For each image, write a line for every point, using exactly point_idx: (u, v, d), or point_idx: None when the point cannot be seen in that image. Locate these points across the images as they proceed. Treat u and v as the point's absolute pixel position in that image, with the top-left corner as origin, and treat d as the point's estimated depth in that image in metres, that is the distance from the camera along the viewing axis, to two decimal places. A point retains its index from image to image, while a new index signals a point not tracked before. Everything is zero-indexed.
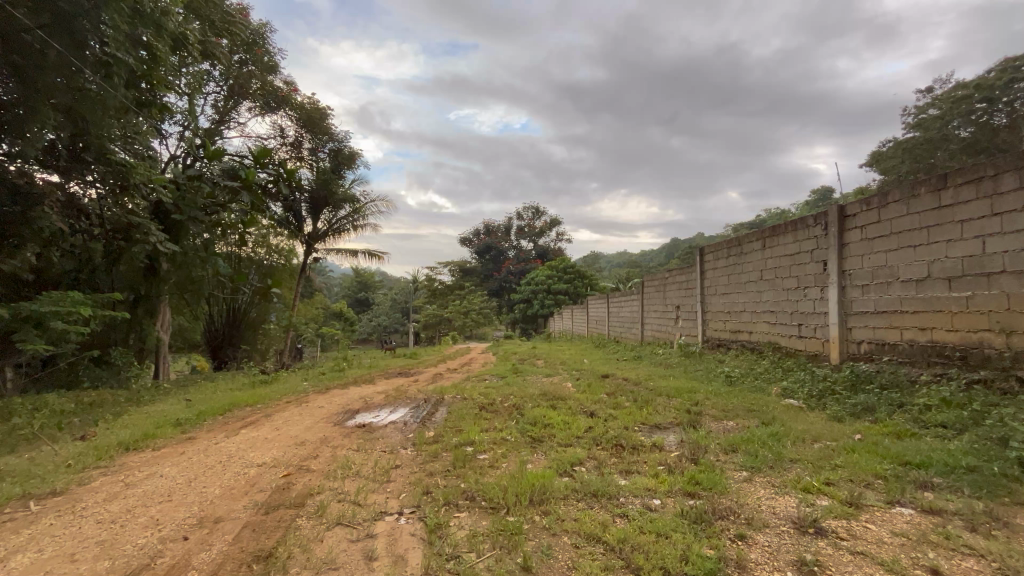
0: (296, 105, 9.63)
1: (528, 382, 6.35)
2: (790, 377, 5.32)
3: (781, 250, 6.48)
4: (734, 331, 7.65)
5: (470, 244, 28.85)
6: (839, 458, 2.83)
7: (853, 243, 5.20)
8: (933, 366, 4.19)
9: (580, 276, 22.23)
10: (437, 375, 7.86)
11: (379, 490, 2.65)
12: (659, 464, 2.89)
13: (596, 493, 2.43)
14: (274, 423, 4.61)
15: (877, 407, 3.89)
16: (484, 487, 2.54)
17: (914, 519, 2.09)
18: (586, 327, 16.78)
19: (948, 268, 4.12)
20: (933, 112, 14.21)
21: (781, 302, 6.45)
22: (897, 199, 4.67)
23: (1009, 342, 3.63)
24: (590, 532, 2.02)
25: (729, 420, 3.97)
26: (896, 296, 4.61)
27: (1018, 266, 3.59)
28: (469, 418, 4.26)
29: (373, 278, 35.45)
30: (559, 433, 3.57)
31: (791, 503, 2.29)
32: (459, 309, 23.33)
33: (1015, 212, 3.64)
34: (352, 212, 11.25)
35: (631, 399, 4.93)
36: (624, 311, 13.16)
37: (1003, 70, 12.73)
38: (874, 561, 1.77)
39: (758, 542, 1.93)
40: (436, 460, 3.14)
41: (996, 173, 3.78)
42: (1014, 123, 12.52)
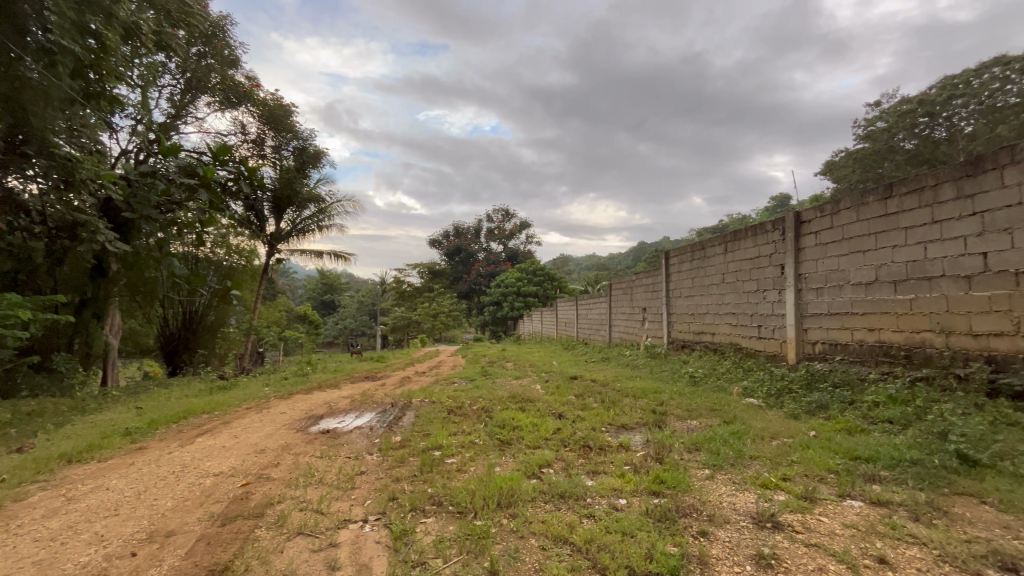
0: (258, 101, 9.32)
1: (497, 384, 6.33)
2: (750, 376, 5.51)
3: (741, 254, 6.73)
4: (698, 333, 7.86)
5: (439, 246, 28.61)
6: (795, 454, 2.95)
7: (808, 248, 5.44)
8: (881, 364, 4.44)
9: (549, 278, 22.41)
10: (405, 378, 7.76)
11: (343, 498, 2.58)
12: (625, 464, 2.94)
13: (564, 494, 2.44)
14: (233, 430, 4.43)
15: (830, 405, 4.08)
16: (452, 492, 2.51)
17: (863, 511, 2.20)
18: (556, 329, 16.91)
19: (894, 272, 4.37)
20: (881, 125, 15.01)
21: (742, 304, 6.68)
22: (848, 207, 4.91)
23: (948, 342, 3.86)
24: (558, 533, 2.03)
25: (692, 420, 4.07)
26: (847, 298, 4.86)
27: (957, 270, 3.83)
28: (438, 421, 4.22)
29: (340, 280, 34.70)
30: (528, 435, 3.58)
31: (750, 498, 2.37)
32: (428, 312, 23.09)
33: (953, 220, 3.89)
34: (317, 212, 11.00)
35: (599, 400, 5.00)
36: (593, 313, 13.33)
37: (944, 87, 13.56)
38: (827, 552, 1.85)
39: (719, 538, 1.98)
40: (403, 465, 3.09)
41: (935, 183, 4.03)
42: (953, 137, 13.40)
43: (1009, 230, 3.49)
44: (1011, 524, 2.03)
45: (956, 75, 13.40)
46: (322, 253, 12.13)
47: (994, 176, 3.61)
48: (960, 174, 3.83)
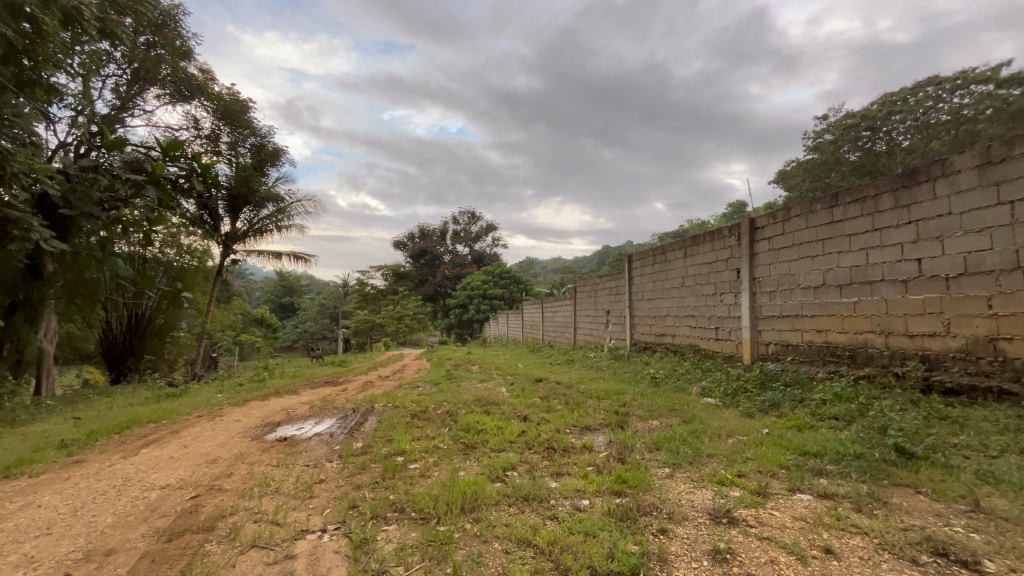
0: (213, 95, 8.93)
1: (461, 388, 6.29)
2: (708, 377, 5.70)
3: (700, 258, 6.95)
4: (659, 335, 8.08)
5: (403, 247, 28.19)
6: (750, 451, 3.07)
7: (762, 253, 5.69)
8: (828, 364, 4.69)
9: (515, 281, 22.47)
10: (368, 383, 7.59)
11: (301, 508, 2.50)
12: (589, 464, 2.98)
13: (527, 496, 2.45)
14: (182, 440, 4.22)
15: (782, 403, 4.27)
16: (415, 498, 2.47)
17: (811, 504, 2.31)
18: (521, 331, 16.96)
19: (840, 276, 4.63)
20: (828, 137, 15.88)
21: (701, 307, 6.90)
22: (798, 214, 5.16)
23: (887, 342, 4.13)
24: (521, 536, 2.03)
25: (653, 420, 4.17)
26: (797, 301, 5.11)
27: (895, 275, 4.09)
28: (401, 427, 4.15)
29: (300, 281, 33.63)
30: (493, 438, 3.58)
31: (707, 495, 2.44)
32: (392, 315, 22.67)
33: (891, 228, 4.16)
34: (275, 212, 10.74)
35: (563, 402, 5.04)
36: (558, 316, 13.46)
37: (884, 104, 14.48)
38: (778, 545, 1.93)
39: (678, 534, 2.04)
40: (364, 472, 3.02)
41: (876, 193, 4.30)
42: (893, 150, 14.33)
43: (941, 238, 3.75)
44: (942, 511, 2.19)
45: (894, 92, 14.32)
46: (280, 254, 11.74)
47: (927, 188, 3.88)
48: (897, 185, 4.10)
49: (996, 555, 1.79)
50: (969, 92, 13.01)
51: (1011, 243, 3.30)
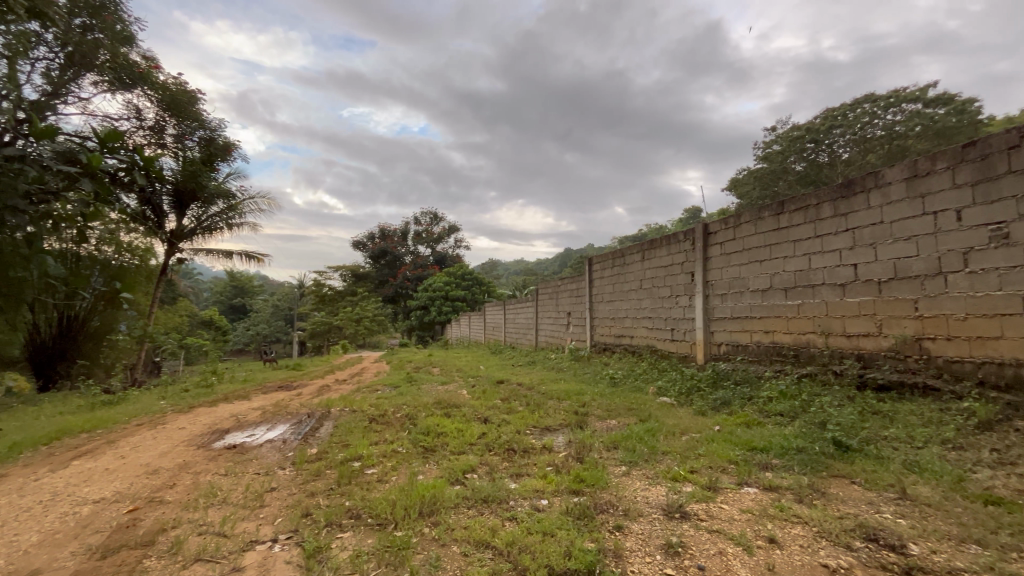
0: (157, 84, 8.46)
1: (422, 390, 6.22)
2: (664, 376, 5.89)
3: (657, 262, 7.16)
4: (618, 336, 8.26)
5: (363, 248, 27.55)
6: (701, 448, 3.19)
7: (715, 258, 5.93)
8: (774, 363, 4.94)
9: (478, 283, 22.40)
10: (325, 387, 7.36)
11: (250, 518, 2.39)
12: (548, 465, 3.01)
13: (486, 498, 2.45)
14: (119, 450, 3.96)
15: (731, 401, 4.46)
16: (372, 504, 2.42)
17: (757, 497, 2.42)
18: (483, 333, 16.92)
19: (785, 280, 4.89)
20: (776, 148, 16.75)
21: (657, 309, 7.11)
22: (747, 220, 5.42)
23: (827, 342, 4.39)
24: (480, 538, 2.03)
25: (611, 419, 4.27)
26: (747, 303, 5.36)
27: (834, 279, 4.36)
28: (359, 431, 4.05)
29: (252, 282, 32.24)
30: (452, 441, 3.55)
31: (661, 491, 2.53)
32: (351, 316, 22.07)
33: (831, 235, 4.43)
34: (226, 209, 10.34)
35: (524, 403, 5.08)
36: (520, 318, 13.51)
37: (827, 118, 15.41)
38: (726, 536, 2.01)
39: (633, 531, 2.09)
40: (319, 478, 2.93)
41: (817, 202, 4.57)
42: (834, 162, 15.23)
43: (874, 244, 4.03)
44: (874, 499, 2.35)
45: (835, 107, 15.26)
46: (231, 253, 11.22)
47: (862, 199, 4.16)
48: (835, 195, 4.37)
49: (920, 539, 1.94)
50: (901, 110, 14.03)
51: (935, 250, 3.58)
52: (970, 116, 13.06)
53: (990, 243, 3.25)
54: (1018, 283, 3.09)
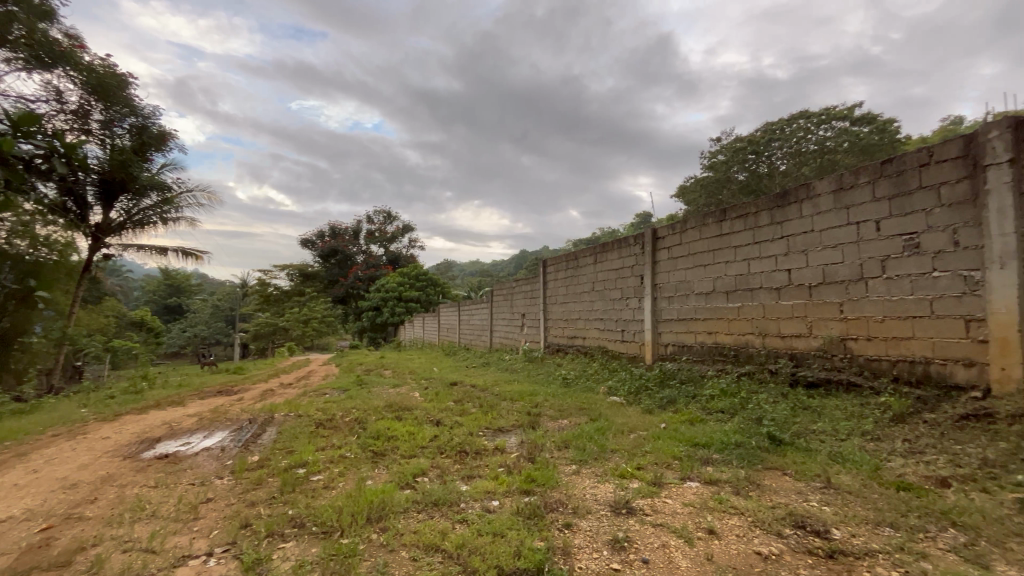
0: (82, 65, 7.84)
1: (373, 394, 6.07)
2: (614, 376, 6.05)
3: (609, 264, 7.35)
4: (571, 337, 8.42)
5: (312, 246, 26.50)
6: (648, 445, 3.31)
7: (663, 261, 6.15)
8: (716, 362, 5.19)
9: (432, 283, 22.09)
10: (268, 391, 7.02)
11: (182, 531, 2.25)
12: (499, 466, 3.02)
13: (437, 501, 2.42)
14: (31, 463, 3.61)
15: (677, 399, 4.65)
16: (316, 511, 2.34)
17: (699, 490, 2.54)
18: (438, 335, 16.72)
19: (727, 284, 5.15)
20: (720, 157, 17.59)
21: (609, 311, 7.30)
22: (693, 226, 5.66)
23: (764, 342, 4.66)
24: (429, 542, 2.00)
25: (563, 419, 4.34)
26: (692, 306, 5.61)
27: (771, 283, 4.64)
28: (304, 437, 3.90)
29: (190, 281, 30.33)
30: (403, 445, 3.49)
31: (609, 488, 2.60)
32: (297, 318, 21.14)
33: (768, 242, 4.71)
34: (161, 202, 9.67)
35: (477, 405, 5.07)
36: (475, 319, 13.47)
37: (766, 131, 16.36)
38: (669, 530, 2.10)
39: (581, 528, 2.14)
40: (260, 487, 2.79)
41: (756, 210, 4.85)
42: (772, 173, 16.17)
43: (806, 251, 4.32)
44: (803, 489, 2.51)
45: (773, 122, 16.21)
46: (166, 249, 10.51)
47: (795, 208, 4.45)
48: (772, 204, 4.66)
49: (842, 524, 2.09)
50: (831, 127, 15.12)
51: (858, 257, 3.89)
52: (890, 135, 14.31)
53: (905, 252, 3.56)
54: (927, 288, 3.40)
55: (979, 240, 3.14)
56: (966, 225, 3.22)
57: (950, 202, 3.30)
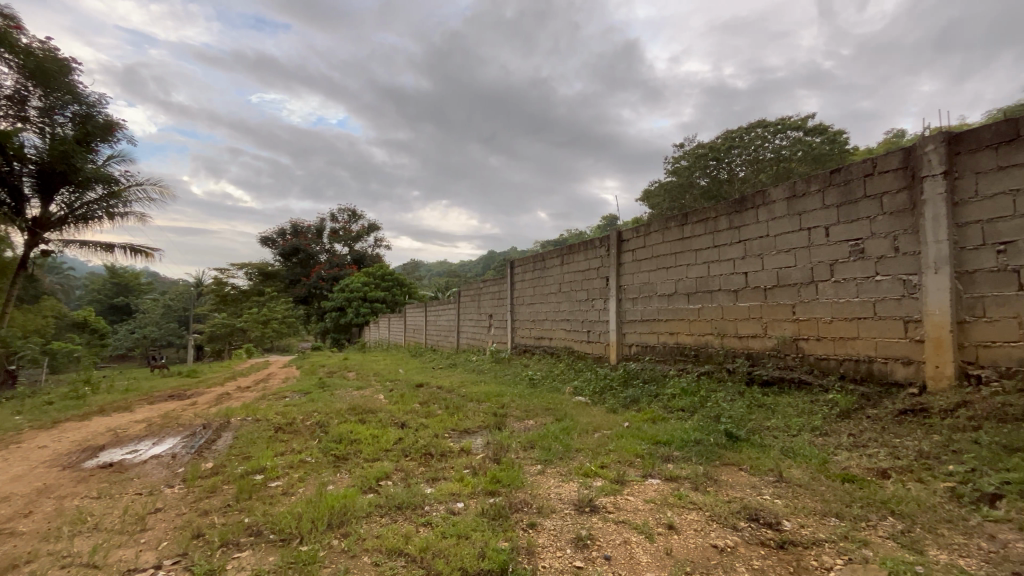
0: (18, 47, 7.43)
1: (336, 396, 5.93)
2: (580, 376, 6.13)
3: (575, 266, 7.44)
4: (538, 338, 8.48)
5: (272, 245, 25.58)
6: (612, 444, 3.37)
7: (627, 264, 6.28)
8: (677, 362, 5.34)
9: (398, 283, 21.75)
10: (224, 395, 6.74)
11: (128, 544, 2.13)
12: (465, 467, 3.00)
13: (401, 505, 2.39)
14: None
15: (640, 398, 4.76)
16: (275, 519, 2.26)
17: (659, 487, 2.61)
18: (404, 336, 16.48)
19: (688, 286, 5.31)
20: (683, 163, 18.10)
21: (575, 312, 7.39)
22: (656, 229, 5.81)
23: (723, 342, 4.84)
24: (392, 546, 1.97)
25: (529, 419, 4.37)
26: (655, 307, 5.75)
27: (729, 285, 4.82)
28: (262, 442, 3.77)
29: (139, 279, 28.78)
30: (366, 448, 3.42)
31: (573, 487, 2.63)
32: (256, 319, 20.36)
33: (727, 246, 4.89)
34: (106, 195, 9.12)
35: (442, 406, 5.03)
36: (441, 320, 13.36)
37: (725, 138, 16.92)
38: (631, 526, 2.14)
39: (546, 527, 2.15)
40: (214, 495, 2.68)
41: (715, 215, 5.03)
42: (732, 179, 16.77)
43: (762, 255, 4.51)
44: (757, 483, 2.62)
45: (732, 130, 16.78)
46: (112, 246, 9.92)
47: (751, 214, 4.64)
48: (731, 209, 4.84)
49: (792, 516, 2.20)
50: (787, 136, 15.85)
51: (809, 262, 4.09)
52: (839, 145, 15.22)
53: (851, 257, 3.77)
54: (871, 291, 3.62)
55: (916, 247, 3.36)
56: (905, 232, 3.44)
57: (892, 211, 3.52)
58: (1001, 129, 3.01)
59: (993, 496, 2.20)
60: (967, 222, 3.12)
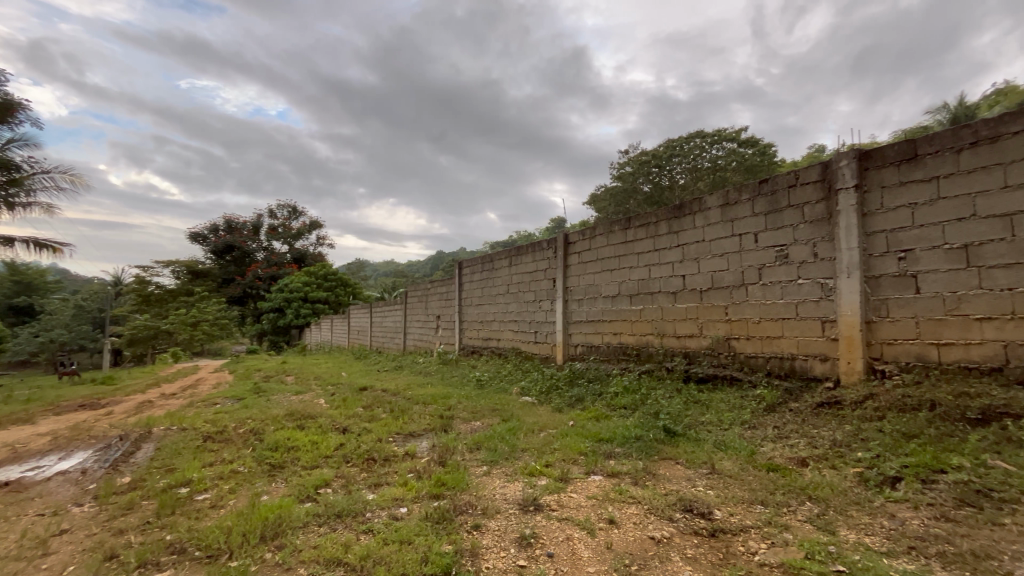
0: None
1: (273, 402, 5.63)
2: (527, 377, 6.20)
3: (523, 267, 7.51)
4: (486, 339, 8.48)
5: (202, 241, 23.91)
6: (557, 443, 3.43)
7: (573, 266, 6.42)
8: (620, 361, 5.53)
9: (342, 284, 21.03)
10: (145, 403, 6.22)
11: (25, 573, 1.91)
12: (409, 472, 2.94)
13: (340, 513, 2.31)
14: None
15: (585, 397, 4.88)
16: (201, 534, 2.12)
17: (601, 483, 2.69)
18: (348, 338, 15.95)
19: (630, 288, 5.51)
20: (627, 169, 18.72)
21: (523, 313, 7.46)
22: (601, 232, 5.98)
23: (663, 342, 5.05)
24: (331, 556, 1.90)
25: (476, 420, 4.36)
26: (599, 308, 5.92)
27: (668, 287, 5.05)
28: (188, 452, 3.51)
29: (45, 277, 25.98)
30: (305, 455, 3.28)
31: (518, 487, 2.66)
32: (184, 320, 18.95)
33: (666, 250, 5.12)
34: (5, 183, 8.17)
35: (387, 410, 4.91)
36: (387, 321, 13.05)
37: (667, 146, 17.65)
38: (573, 523, 2.19)
39: (490, 528, 2.16)
40: (131, 513, 2.47)
41: (656, 220, 5.24)
42: (673, 186, 17.55)
43: (698, 259, 4.76)
44: (692, 476, 2.76)
45: (673, 138, 17.52)
46: (12, 239, 8.90)
47: (689, 220, 4.88)
48: (670, 215, 5.06)
49: (722, 505, 2.33)
50: (722, 147, 16.78)
51: (740, 265, 4.36)
52: (768, 157, 16.40)
53: (776, 262, 4.06)
54: (794, 294, 3.91)
55: (833, 253, 3.67)
56: (823, 240, 3.74)
57: (811, 219, 3.83)
58: (902, 148, 3.34)
59: (894, 478, 2.44)
60: (874, 232, 3.44)
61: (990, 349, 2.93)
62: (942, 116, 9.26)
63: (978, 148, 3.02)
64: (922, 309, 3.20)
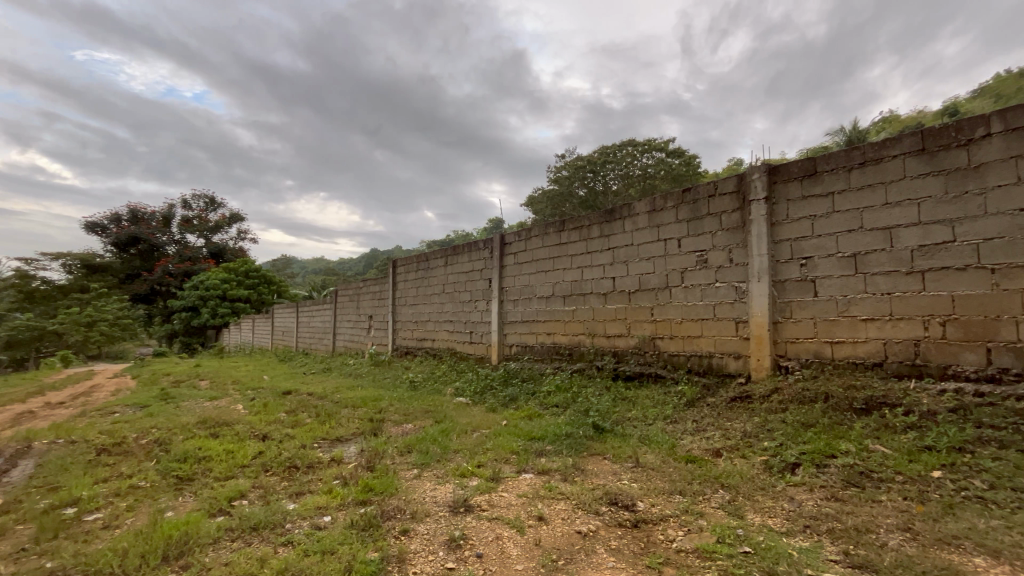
0: None
1: (183, 409, 5.17)
2: (462, 377, 6.16)
3: (459, 267, 7.45)
4: (420, 340, 8.33)
5: (99, 232, 21.42)
6: (489, 442, 3.44)
7: (509, 266, 6.47)
8: (553, 360, 5.65)
9: (266, 282, 19.78)
10: (26, 414, 5.47)
11: None
12: (334, 478, 2.82)
13: (257, 525, 2.17)
14: None
15: (518, 396, 4.93)
16: (89, 559, 1.89)
17: (532, 481, 2.72)
18: (272, 339, 15.01)
19: (564, 289, 5.64)
20: (564, 173, 19.14)
21: (458, 313, 7.40)
22: (536, 234, 6.07)
23: (594, 341, 5.23)
24: (244, 571, 1.78)
25: (408, 423, 4.26)
26: (534, 308, 6.01)
27: (599, 289, 5.23)
28: (77, 468, 3.13)
29: None
30: (218, 466, 3.04)
31: (449, 489, 2.63)
32: (77, 320, 16.91)
33: (598, 252, 5.29)
34: None
35: (313, 414, 4.67)
36: (316, 321, 12.44)
37: (601, 153, 18.26)
38: (503, 522, 2.20)
39: (418, 532, 2.11)
40: (2, 539, 2.16)
41: (589, 224, 5.41)
42: (606, 191, 18.20)
43: (627, 262, 4.97)
44: (618, 470, 2.88)
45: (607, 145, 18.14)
46: None
47: (620, 224, 5.07)
48: (602, 219, 5.24)
49: (645, 496, 2.45)
50: (652, 156, 17.63)
51: (665, 269, 4.61)
52: (693, 168, 17.48)
53: (697, 266, 4.34)
54: (711, 296, 4.20)
55: (745, 259, 3.98)
56: (737, 246, 4.05)
57: (728, 227, 4.13)
58: (805, 165, 3.69)
59: (794, 464, 2.69)
60: (781, 240, 3.78)
61: (872, 346, 3.31)
62: (839, 138, 10.33)
63: (865, 168, 3.40)
64: (818, 311, 3.56)
